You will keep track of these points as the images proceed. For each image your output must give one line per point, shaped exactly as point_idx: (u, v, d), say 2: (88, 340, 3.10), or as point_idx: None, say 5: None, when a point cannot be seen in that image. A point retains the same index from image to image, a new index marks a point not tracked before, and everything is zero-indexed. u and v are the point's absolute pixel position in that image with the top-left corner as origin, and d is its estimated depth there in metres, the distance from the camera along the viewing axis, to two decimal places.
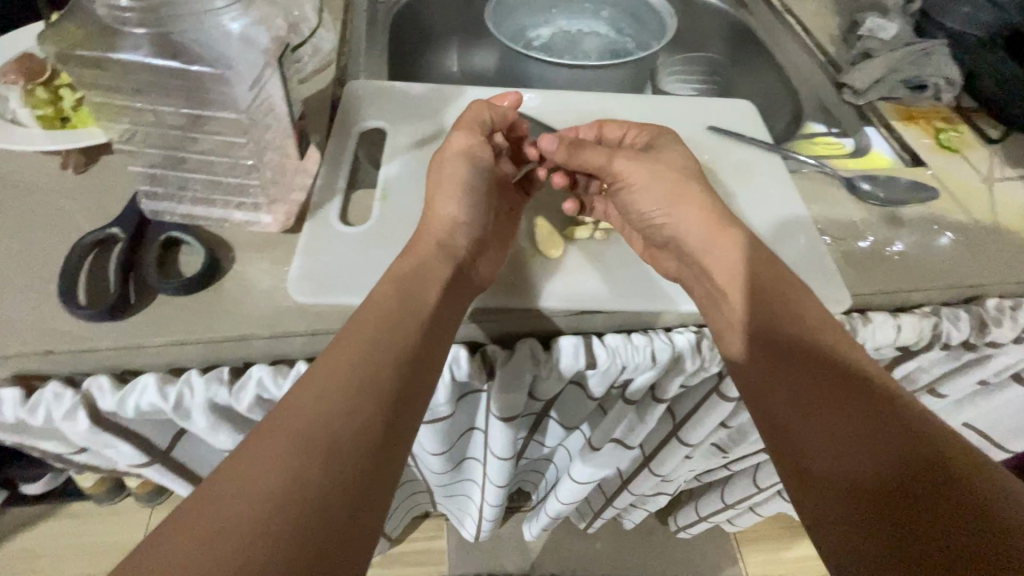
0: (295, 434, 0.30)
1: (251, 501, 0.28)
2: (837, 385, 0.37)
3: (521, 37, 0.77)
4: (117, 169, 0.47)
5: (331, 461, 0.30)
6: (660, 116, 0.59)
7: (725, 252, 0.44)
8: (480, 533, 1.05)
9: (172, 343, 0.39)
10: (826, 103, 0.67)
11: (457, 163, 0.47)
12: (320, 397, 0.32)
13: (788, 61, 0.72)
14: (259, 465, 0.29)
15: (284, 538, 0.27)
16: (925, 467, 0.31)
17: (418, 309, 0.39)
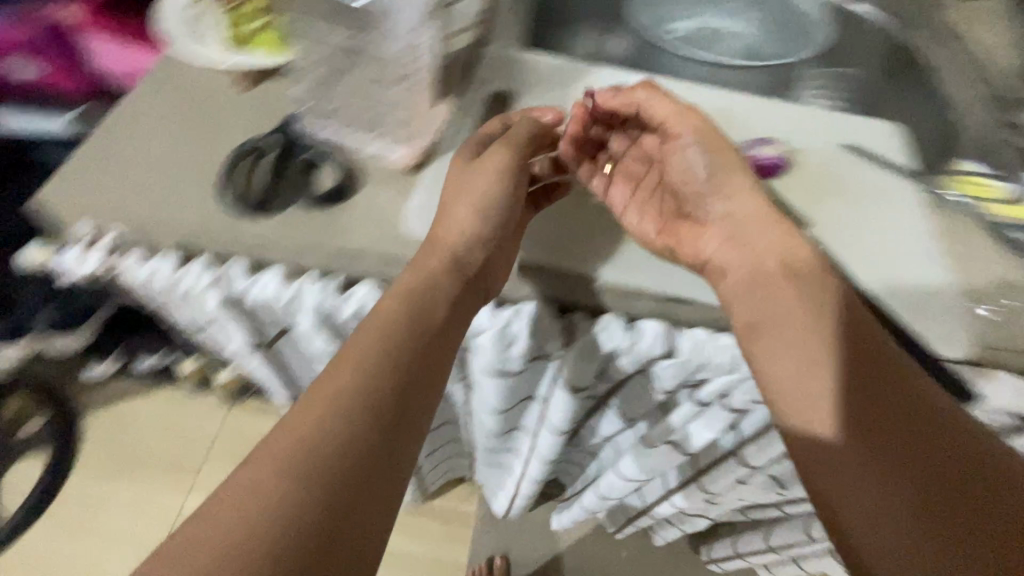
0: (304, 427, 0.35)
1: (277, 486, 0.33)
2: (885, 417, 0.37)
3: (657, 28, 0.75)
4: (276, 93, 0.53)
5: (333, 470, 0.34)
6: (793, 125, 0.56)
7: (757, 273, 0.43)
8: (510, 508, 1.07)
9: (299, 247, 0.45)
10: (985, 143, 0.61)
11: (502, 152, 0.47)
12: (332, 396, 0.37)
13: (951, 93, 0.66)
14: (273, 457, 0.34)
15: (312, 511, 0.33)
16: (963, 492, 0.35)
17: (434, 290, 0.43)
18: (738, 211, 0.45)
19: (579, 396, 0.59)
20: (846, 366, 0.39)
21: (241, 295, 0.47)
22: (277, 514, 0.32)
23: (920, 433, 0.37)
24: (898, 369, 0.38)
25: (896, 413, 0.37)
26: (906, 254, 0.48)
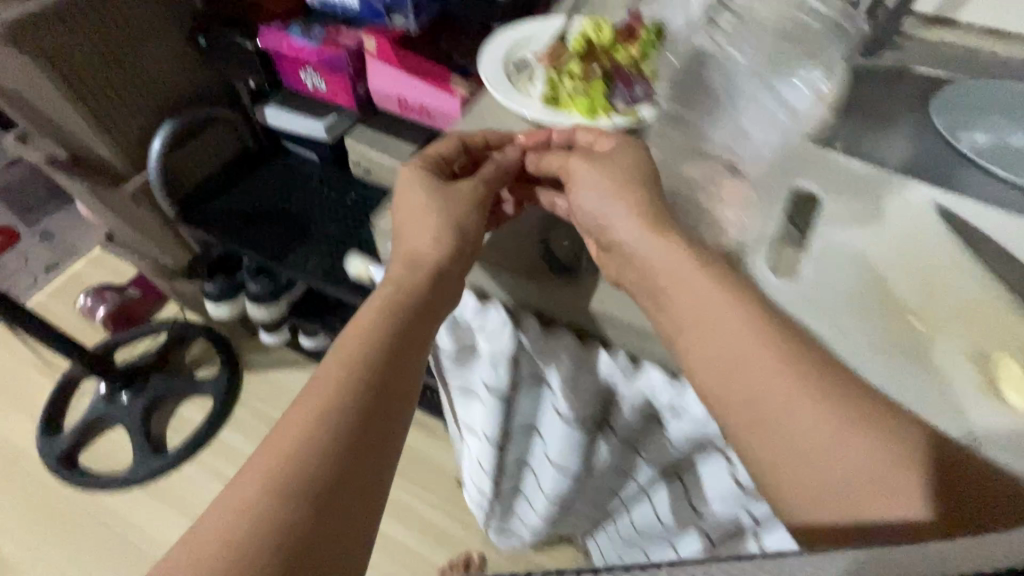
0: (348, 366, 0.45)
1: (333, 407, 0.43)
2: (803, 410, 0.39)
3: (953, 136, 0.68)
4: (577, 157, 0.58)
5: (317, 454, 0.40)
6: None
7: (734, 316, 0.44)
8: None
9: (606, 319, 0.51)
10: None
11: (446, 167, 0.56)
12: (354, 340, 0.47)
13: None
14: (327, 389, 0.44)
15: (357, 425, 0.43)
16: (916, 467, 0.35)
17: (419, 269, 0.52)
18: (717, 268, 0.46)
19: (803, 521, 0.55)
20: (823, 391, 0.39)
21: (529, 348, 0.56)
22: (331, 424, 0.42)
23: (841, 407, 0.38)
24: (786, 360, 0.41)
25: (825, 403, 0.39)
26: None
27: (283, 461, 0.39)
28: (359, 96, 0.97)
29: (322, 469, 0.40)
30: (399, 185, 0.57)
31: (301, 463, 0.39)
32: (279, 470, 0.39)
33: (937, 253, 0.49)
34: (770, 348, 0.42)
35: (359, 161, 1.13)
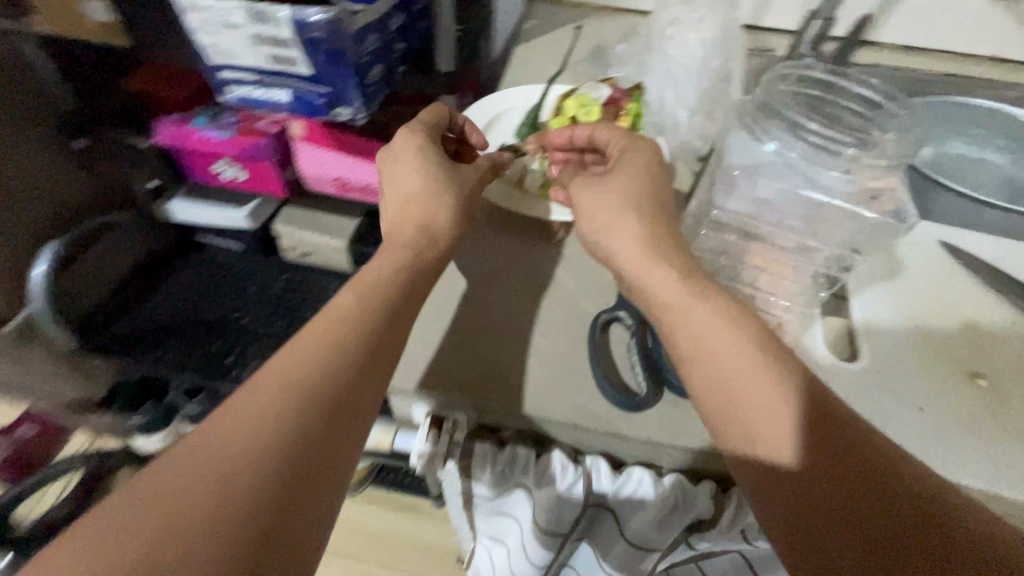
0: (264, 415, 0.32)
1: (222, 468, 0.29)
2: (805, 455, 0.31)
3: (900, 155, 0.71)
4: None
5: (234, 481, 0.29)
6: None
7: (738, 354, 0.34)
8: None
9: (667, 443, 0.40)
10: None
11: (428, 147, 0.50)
12: (281, 378, 0.34)
13: None
14: (226, 443, 0.30)
15: (259, 493, 0.29)
16: (897, 533, 0.28)
17: (376, 295, 0.40)
18: (725, 301, 0.37)
19: None
20: (827, 427, 0.32)
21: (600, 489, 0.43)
22: (215, 490, 0.28)
23: (843, 467, 0.31)
24: (794, 377, 0.33)
25: (824, 451, 0.31)
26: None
27: (135, 531, 0.27)
28: (287, 181, 0.87)
29: (248, 489, 0.29)
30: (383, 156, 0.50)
31: (158, 542, 0.26)
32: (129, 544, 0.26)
33: (973, 298, 0.48)
34: (760, 365, 0.34)
35: (290, 246, 1.00)
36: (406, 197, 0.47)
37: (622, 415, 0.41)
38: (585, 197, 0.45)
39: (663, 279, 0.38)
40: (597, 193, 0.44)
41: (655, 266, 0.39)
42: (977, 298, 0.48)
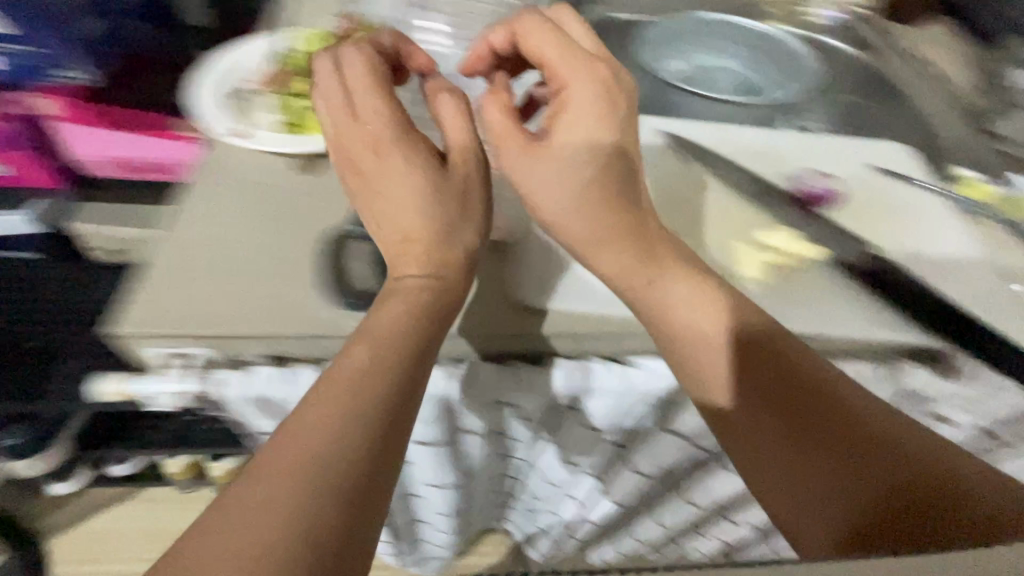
0: (305, 462, 0.27)
1: (269, 541, 0.25)
2: (796, 430, 0.38)
3: (658, 69, 0.78)
4: None
5: (339, 481, 0.27)
6: (813, 155, 0.60)
7: (782, 361, 0.39)
8: (548, 554, 1.06)
9: (410, 337, 0.43)
10: (971, 147, 0.67)
11: (394, 146, 0.40)
12: (323, 432, 0.29)
13: (927, 114, 0.72)
14: (257, 501, 0.26)
15: (338, 483, 0.27)
16: (882, 492, 0.36)
17: (399, 335, 0.34)
18: (702, 281, 0.41)
19: (673, 441, 0.59)
20: (800, 400, 0.38)
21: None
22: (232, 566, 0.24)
23: (874, 448, 0.37)
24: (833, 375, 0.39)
25: (850, 432, 0.38)
26: (965, 259, 0.51)
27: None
28: None
29: (338, 479, 0.27)
30: (369, 166, 0.40)
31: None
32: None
33: (681, 174, 0.55)
34: (811, 372, 0.39)
35: None
36: (407, 231, 0.39)
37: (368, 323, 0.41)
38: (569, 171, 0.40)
39: (612, 252, 0.41)
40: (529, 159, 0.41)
41: (580, 224, 0.40)
42: (686, 176, 0.55)
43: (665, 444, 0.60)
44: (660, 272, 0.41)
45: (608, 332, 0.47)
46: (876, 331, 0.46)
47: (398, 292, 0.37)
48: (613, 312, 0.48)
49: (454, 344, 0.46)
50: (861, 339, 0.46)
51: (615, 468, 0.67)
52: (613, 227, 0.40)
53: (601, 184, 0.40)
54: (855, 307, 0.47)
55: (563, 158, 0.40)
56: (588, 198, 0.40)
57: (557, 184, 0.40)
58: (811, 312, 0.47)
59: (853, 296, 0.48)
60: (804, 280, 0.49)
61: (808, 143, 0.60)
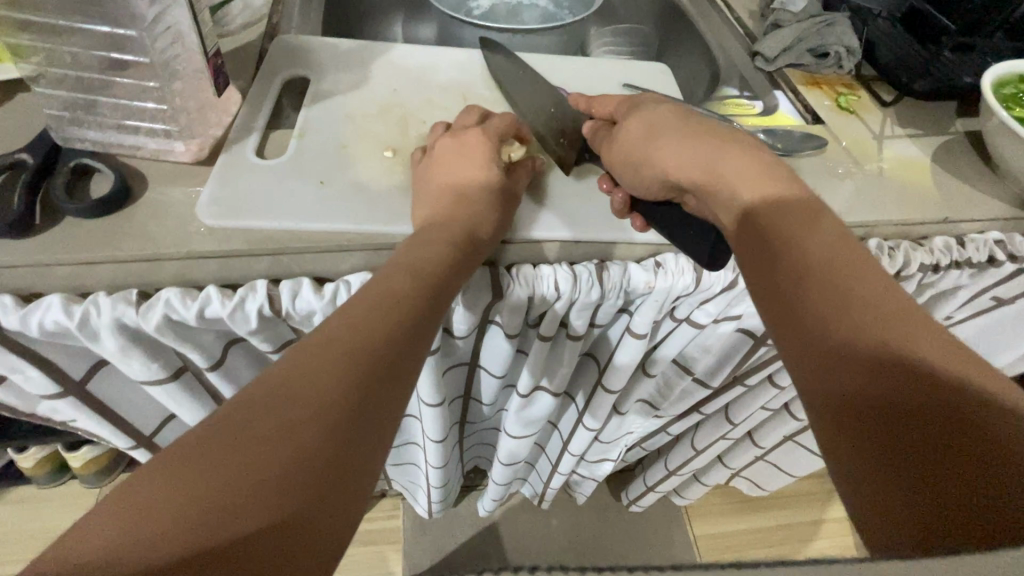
0: (306, 399, 0.31)
1: (266, 467, 0.29)
2: (810, 312, 0.34)
3: (461, 7, 0.78)
4: (33, 104, 0.45)
5: (281, 467, 0.29)
6: (575, 77, 0.60)
7: (827, 235, 0.36)
8: (431, 511, 1.03)
9: (79, 264, 0.39)
10: (742, 70, 0.70)
11: (471, 149, 0.47)
12: (318, 366, 0.33)
13: (713, 37, 0.74)
14: (256, 425, 0.30)
15: (286, 473, 0.29)
16: (894, 411, 0.29)
17: (426, 283, 0.39)
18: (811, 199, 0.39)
19: (445, 366, 0.59)
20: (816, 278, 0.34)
21: (69, 332, 0.40)
22: (228, 483, 0.28)
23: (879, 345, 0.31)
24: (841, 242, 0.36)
25: (852, 321, 0.32)
26: None
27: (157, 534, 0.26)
28: None
29: (283, 469, 0.29)
30: (420, 181, 0.46)
31: (210, 543, 0.26)
32: (175, 529, 0.26)
33: (424, 95, 0.54)
34: (823, 238, 0.36)
35: None
36: (436, 215, 0.44)
37: (24, 256, 0.39)
38: (638, 123, 0.46)
39: (664, 149, 0.44)
40: (452, 149, 0.47)
41: (660, 138, 0.44)
42: (426, 97, 0.54)
43: (436, 375, 0.58)
44: (631, 152, 0.45)
45: (293, 249, 0.43)
46: (583, 230, 0.48)
47: (420, 247, 0.41)
48: (294, 226, 0.43)
49: (137, 270, 0.41)
50: (599, 239, 0.48)
51: (422, 406, 0.66)
52: (685, 127, 0.44)
53: (468, 179, 0.45)
54: (593, 211, 0.49)
55: (468, 148, 0.47)
56: (462, 189, 0.45)
57: (456, 176, 0.46)
58: (522, 218, 0.48)
59: (569, 199, 0.50)
60: (531, 189, 0.50)
61: (567, 67, 0.62)
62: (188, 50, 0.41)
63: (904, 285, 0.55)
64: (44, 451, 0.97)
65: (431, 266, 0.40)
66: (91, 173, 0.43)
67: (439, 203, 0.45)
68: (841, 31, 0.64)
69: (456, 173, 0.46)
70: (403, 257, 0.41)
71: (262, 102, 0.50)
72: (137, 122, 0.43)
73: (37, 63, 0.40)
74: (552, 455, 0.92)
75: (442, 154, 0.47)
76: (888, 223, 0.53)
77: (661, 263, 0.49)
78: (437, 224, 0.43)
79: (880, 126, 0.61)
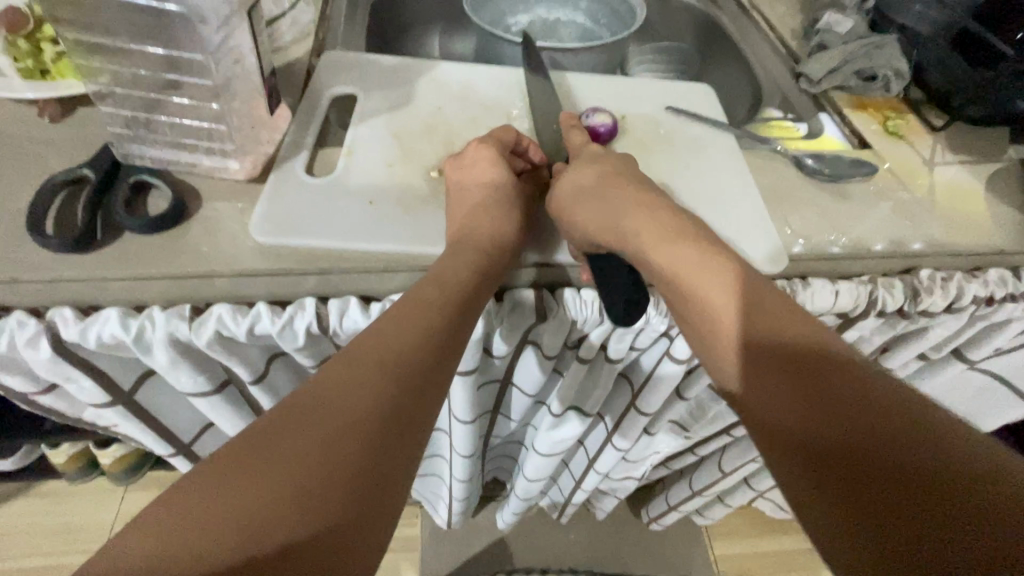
0: (341, 407, 0.32)
1: (310, 475, 0.29)
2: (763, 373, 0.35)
3: (499, 22, 0.78)
4: (95, 120, 0.46)
5: (321, 472, 0.29)
6: (619, 97, 0.60)
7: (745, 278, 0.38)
8: (450, 522, 1.03)
9: (137, 278, 0.40)
10: (785, 90, 0.69)
11: (503, 167, 0.47)
12: (357, 376, 0.33)
13: (755, 55, 0.73)
14: (295, 437, 0.30)
15: (327, 482, 0.29)
16: (839, 446, 0.31)
17: (461, 290, 0.40)
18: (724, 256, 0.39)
19: (480, 382, 0.59)
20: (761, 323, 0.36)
21: (125, 345, 0.41)
22: (281, 491, 0.28)
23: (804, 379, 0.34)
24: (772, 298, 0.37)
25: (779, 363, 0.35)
26: (749, 195, 0.53)
27: (214, 536, 0.26)
28: None
29: (322, 482, 0.29)
30: (454, 194, 0.46)
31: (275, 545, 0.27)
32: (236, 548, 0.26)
33: (467, 113, 0.55)
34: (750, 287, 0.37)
35: None
36: (466, 226, 0.44)
37: (80, 269, 0.39)
38: (571, 179, 0.46)
39: (586, 211, 0.43)
40: (477, 163, 0.47)
41: (584, 203, 0.44)
42: (470, 115, 0.55)
43: (471, 392, 0.58)
44: (568, 202, 0.45)
45: (341, 268, 0.43)
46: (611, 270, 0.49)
47: (450, 262, 0.41)
48: (341, 245, 0.43)
49: (192, 286, 0.42)
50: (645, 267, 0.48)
51: (453, 421, 0.66)
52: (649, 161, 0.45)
53: (501, 198, 0.46)
54: None
55: (499, 160, 0.47)
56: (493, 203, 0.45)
57: (486, 190, 0.45)
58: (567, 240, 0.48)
59: None
60: None
61: (607, 86, 0.62)
62: (247, 70, 0.42)
63: (954, 316, 0.54)
64: (75, 447, 0.98)
65: (462, 275, 0.40)
66: (148, 189, 0.44)
67: (470, 217, 0.44)
68: (890, 54, 0.62)
69: (479, 187, 0.46)
70: (437, 267, 0.41)
71: (311, 118, 0.51)
72: (191, 140, 0.44)
73: (103, 82, 0.41)
74: (576, 471, 0.91)
75: (468, 169, 0.47)
76: (940, 255, 0.52)
77: None
78: (473, 240, 0.43)
79: (930, 151, 0.59)
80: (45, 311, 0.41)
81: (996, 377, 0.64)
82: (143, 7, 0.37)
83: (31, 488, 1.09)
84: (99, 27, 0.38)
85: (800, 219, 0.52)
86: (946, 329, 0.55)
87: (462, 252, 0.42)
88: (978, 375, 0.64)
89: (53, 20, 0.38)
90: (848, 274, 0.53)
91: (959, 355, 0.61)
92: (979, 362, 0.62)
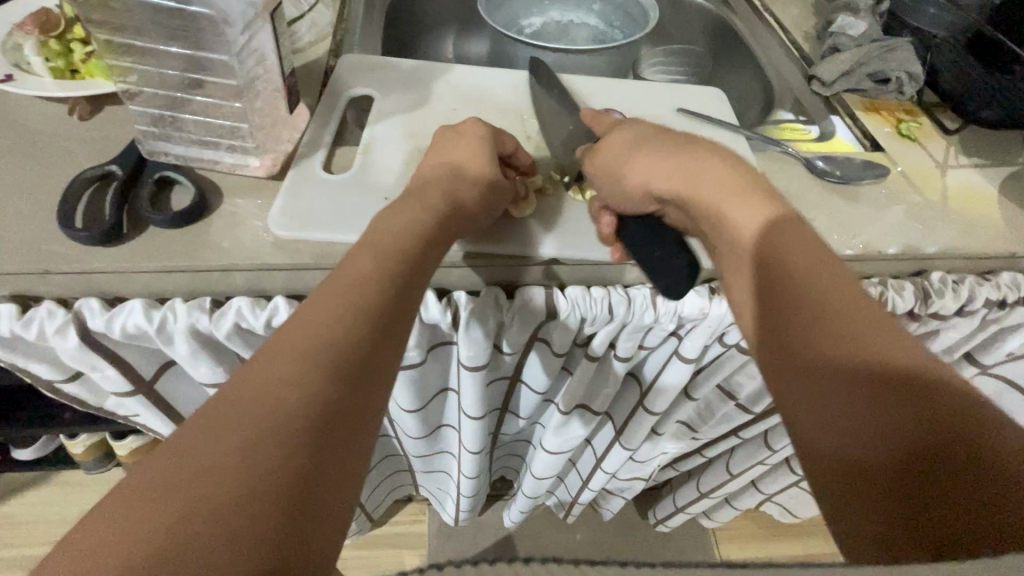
0: (270, 394, 0.28)
1: (232, 477, 0.25)
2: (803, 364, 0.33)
3: (513, 24, 0.79)
4: (121, 118, 0.48)
5: (248, 470, 0.25)
6: (630, 99, 0.61)
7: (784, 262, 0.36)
8: (457, 519, 1.03)
9: (161, 270, 0.41)
10: (797, 92, 0.69)
11: (482, 152, 0.46)
12: (282, 364, 0.29)
13: (767, 58, 0.74)
14: (216, 437, 0.26)
15: (253, 483, 0.25)
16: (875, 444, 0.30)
17: (405, 263, 0.37)
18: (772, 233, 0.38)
19: (489, 379, 0.60)
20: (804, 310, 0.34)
21: (147, 335, 0.43)
22: (199, 501, 0.24)
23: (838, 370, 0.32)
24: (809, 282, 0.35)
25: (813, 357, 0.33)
26: None
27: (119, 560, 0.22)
28: None
29: (249, 483, 0.25)
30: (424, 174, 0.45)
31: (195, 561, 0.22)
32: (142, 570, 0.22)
33: (480, 113, 0.56)
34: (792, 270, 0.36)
35: None
36: (423, 200, 0.42)
37: (107, 260, 0.41)
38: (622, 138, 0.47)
39: (644, 164, 0.44)
40: (454, 146, 0.46)
41: (634, 157, 0.45)
42: (484, 115, 0.56)
43: (480, 388, 0.59)
44: (615, 160, 0.46)
45: None
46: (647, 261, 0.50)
47: (391, 217, 0.40)
48: (357, 241, 0.44)
49: (214, 279, 0.43)
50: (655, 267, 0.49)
51: (463, 418, 0.67)
52: (668, 142, 0.45)
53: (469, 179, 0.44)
54: None
55: (473, 144, 0.46)
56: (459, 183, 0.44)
57: (454, 172, 0.45)
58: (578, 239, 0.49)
59: None
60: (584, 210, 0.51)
61: (618, 88, 0.62)
62: (269, 70, 0.44)
63: (965, 319, 0.54)
64: (93, 438, 1.01)
65: (408, 249, 0.38)
66: (172, 185, 0.45)
67: (429, 192, 0.43)
68: (903, 57, 0.62)
69: (455, 163, 0.45)
70: (382, 237, 0.38)
71: (329, 117, 0.52)
72: (214, 138, 0.45)
73: (131, 81, 0.43)
74: (584, 470, 0.91)
75: (444, 151, 0.46)
76: (952, 257, 0.52)
77: (718, 290, 0.49)
78: (430, 218, 0.41)
79: (942, 154, 0.59)
80: (73, 302, 0.43)
81: (1010, 383, 0.63)
82: (172, 10, 0.39)
83: (50, 477, 1.12)
84: (129, 28, 0.40)
85: (810, 221, 0.52)
86: (957, 332, 0.55)
87: (413, 226, 0.40)
88: (990, 380, 0.64)
89: (86, 22, 0.39)
90: (859, 276, 0.53)
91: (970, 358, 0.60)
92: (991, 367, 0.61)
